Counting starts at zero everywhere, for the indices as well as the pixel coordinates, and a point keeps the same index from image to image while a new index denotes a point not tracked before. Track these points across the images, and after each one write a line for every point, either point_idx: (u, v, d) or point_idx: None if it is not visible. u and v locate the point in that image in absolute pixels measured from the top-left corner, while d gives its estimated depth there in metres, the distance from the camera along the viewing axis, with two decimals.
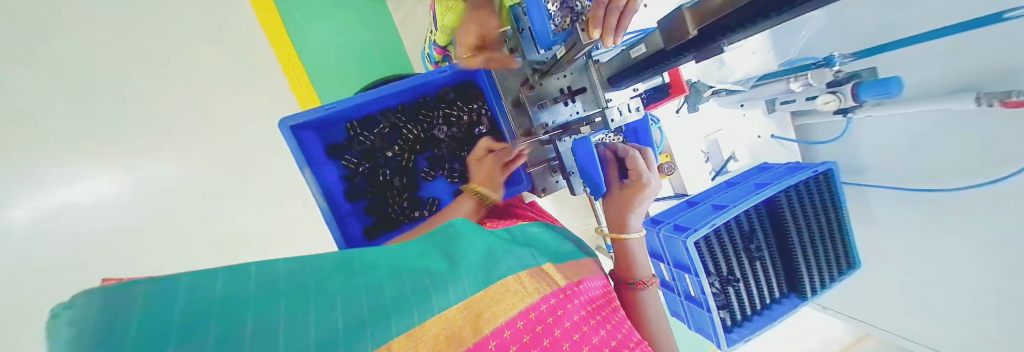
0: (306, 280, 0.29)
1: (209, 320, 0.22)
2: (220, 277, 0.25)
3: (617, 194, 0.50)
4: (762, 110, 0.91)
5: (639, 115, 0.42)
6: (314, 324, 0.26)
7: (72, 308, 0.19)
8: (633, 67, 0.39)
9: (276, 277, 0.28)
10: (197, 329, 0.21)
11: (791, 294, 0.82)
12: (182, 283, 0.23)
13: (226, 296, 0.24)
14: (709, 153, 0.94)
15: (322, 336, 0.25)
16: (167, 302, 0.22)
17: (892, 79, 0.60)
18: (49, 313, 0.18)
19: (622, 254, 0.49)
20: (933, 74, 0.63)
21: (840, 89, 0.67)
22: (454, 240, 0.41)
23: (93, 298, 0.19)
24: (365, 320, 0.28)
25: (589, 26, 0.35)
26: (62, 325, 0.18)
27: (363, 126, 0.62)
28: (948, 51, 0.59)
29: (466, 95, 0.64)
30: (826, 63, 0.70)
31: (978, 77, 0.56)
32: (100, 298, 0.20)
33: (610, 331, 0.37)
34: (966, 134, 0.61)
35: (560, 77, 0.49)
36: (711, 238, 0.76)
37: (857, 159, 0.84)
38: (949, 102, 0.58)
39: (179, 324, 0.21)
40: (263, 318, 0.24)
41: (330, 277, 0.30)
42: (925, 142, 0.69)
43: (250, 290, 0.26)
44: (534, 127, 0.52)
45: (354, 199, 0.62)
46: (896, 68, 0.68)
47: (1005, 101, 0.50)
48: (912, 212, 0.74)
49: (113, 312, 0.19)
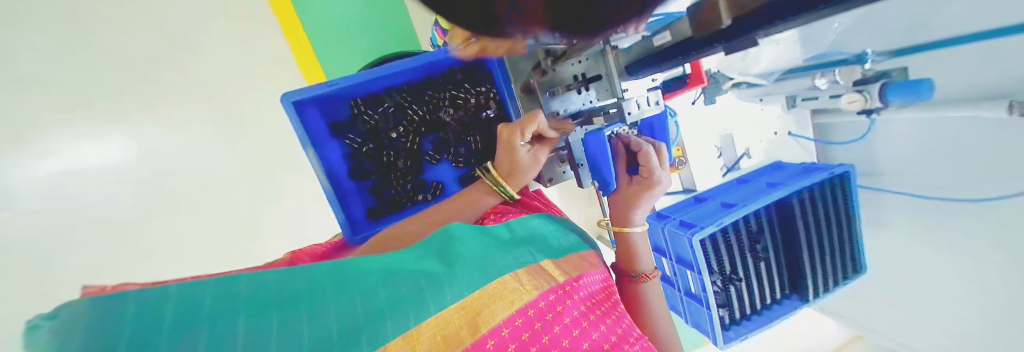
0: (300, 284, 0.29)
1: (198, 331, 0.22)
2: (209, 286, 0.26)
3: (626, 191, 0.48)
4: (782, 106, 0.86)
5: (658, 109, 0.41)
6: (307, 329, 0.26)
7: (54, 319, 0.19)
8: (655, 56, 0.37)
9: (267, 285, 0.28)
10: (183, 341, 0.21)
11: (792, 296, 0.82)
12: (169, 295, 0.23)
13: (215, 305, 0.24)
14: (721, 148, 0.92)
15: (315, 342, 0.25)
16: (154, 312, 0.22)
17: (925, 81, 0.57)
18: (31, 326, 0.19)
19: (624, 247, 0.48)
20: (973, 75, 0.58)
21: (867, 88, 0.63)
22: (451, 238, 0.40)
23: (79, 310, 0.20)
24: (358, 324, 0.28)
25: None
26: (44, 336, 0.18)
27: (368, 105, 0.60)
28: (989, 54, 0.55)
29: (474, 76, 0.60)
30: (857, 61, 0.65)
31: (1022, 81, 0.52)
32: (87, 310, 0.20)
33: (610, 326, 0.37)
34: (996, 142, 0.58)
35: (576, 63, 0.46)
36: (716, 236, 0.75)
37: (873, 163, 0.80)
38: (982, 110, 0.55)
39: (164, 336, 0.21)
40: (254, 325, 0.24)
41: (324, 281, 0.30)
42: (948, 149, 0.66)
43: (239, 296, 0.26)
44: (545, 114, 0.52)
45: (358, 178, 0.61)
46: (932, 67, 0.63)
47: None
48: (926, 220, 0.72)
49: (101, 324, 0.20)
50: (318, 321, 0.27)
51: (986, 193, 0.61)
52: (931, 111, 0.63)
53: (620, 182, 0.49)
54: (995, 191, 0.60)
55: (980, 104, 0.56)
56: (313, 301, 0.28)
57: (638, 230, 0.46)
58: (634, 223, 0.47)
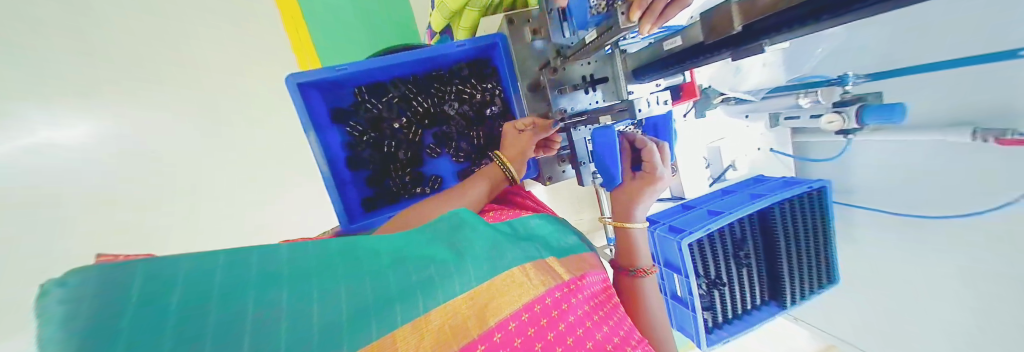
0: (308, 267, 0.28)
1: (208, 311, 0.22)
2: (217, 260, 0.25)
3: (629, 186, 0.49)
4: (766, 123, 0.91)
5: (665, 108, 0.41)
6: (316, 314, 0.25)
7: (65, 287, 0.18)
8: (661, 61, 0.39)
9: (276, 262, 0.27)
10: (196, 321, 0.21)
11: (770, 303, 0.85)
12: (180, 269, 0.23)
13: (224, 283, 0.24)
14: (710, 160, 0.94)
15: (321, 330, 0.25)
16: (170, 286, 0.22)
17: (898, 105, 0.62)
18: (39, 292, 0.17)
19: (623, 242, 0.49)
20: (949, 101, 0.63)
21: (845, 110, 0.68)
22: (460, 228, 0.39)
23: (89, 278, 0.19)
24: (367, 311, 0.27)
25: (631, 8, 0.33)
26: (52, 304, 0.17)
27: (371, 94, 0.59)
28: (966, 81, 0.59)
29: (481, 73, 0.61)
30: (840, 82, 0.69)
31: (987, 107, 0.57)
32: (94, 278, 0.19)
33: (613, 327, 0.37)
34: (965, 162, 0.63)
35: (584, 64, 0.48)
36: (702, 242, 0.78)
37: (846, 181, 0.86)
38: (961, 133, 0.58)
39: (176, 317, 0.21)
40: (263, 306, 0.24)
41: (332, 263, 0.30)
42: (912, 170, 0.72)
43: (248, 277, 0.25)
44: (552, 113, 0.51)
45: (356, 167, 0.61)
46: (908, 92, 0.68)
47: (1002, 139, 0.53)
48: (894, 236, 0.77)
49: (111, 294, 0.19)
50: (327, 307, 0.26)
51: (964, 208, 0.64)
52: (902, 134, 0.68)
53: (625, 177, 0.50)
54: (970, 208, 0.64)
55: (945, 128, 0.61)
56: (322, 283, 0.27)
57: (638, 225, 0.48)
58: (636, 219, 0.48)
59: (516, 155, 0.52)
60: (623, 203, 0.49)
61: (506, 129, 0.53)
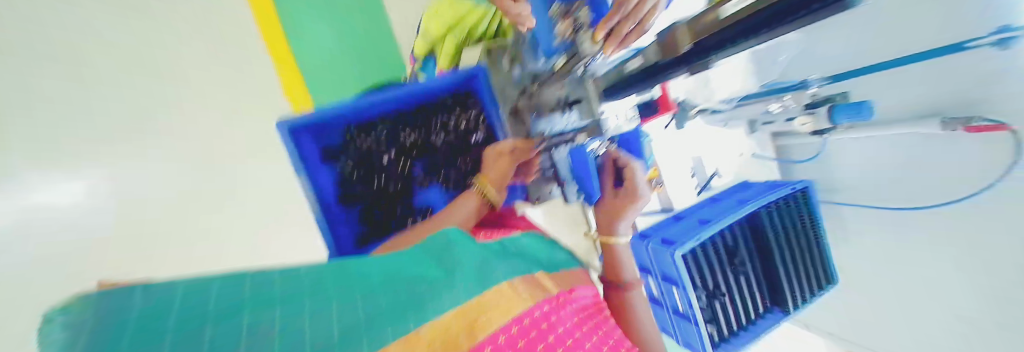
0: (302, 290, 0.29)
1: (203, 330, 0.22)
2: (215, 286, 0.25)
3: (610, 202, 0.50)
4: (745, 129, 0.94)
5: None
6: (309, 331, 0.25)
7: (64, 314, 0.18)
8: (625, 81, 0.42)
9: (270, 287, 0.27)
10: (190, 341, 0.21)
11: (774, 310, 0.84)
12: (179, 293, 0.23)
13: (219, 306, 0.24)
14: (695, 169, 0.96)
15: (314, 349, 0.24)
16: (165, 308, 0.22)
17: (865, 103, 0.66)
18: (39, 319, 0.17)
19: (609, 256, 0.50)
20: (915, 97, 0.66)
21: (816, 110, 0.73)
22: (449, 248, 0.40)
23: (90, 301, 0.19)
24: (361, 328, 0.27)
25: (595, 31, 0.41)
26: (47, 331, 0.17)
27: (359, 131, 0.61)
28: (925, 74, 0.63)
29: (464, 102, 0.63)
30: (803, 86, 0.76)
31: (953, 100, 0.60)
32: (95, 304, 0.19)
33: (602, 338, 0.38)
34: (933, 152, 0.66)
35: (558, 88, 0.49)
36: (697, 253, 0.77)
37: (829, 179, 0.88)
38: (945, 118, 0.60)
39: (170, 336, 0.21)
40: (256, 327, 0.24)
41: (324, 285, 0.30)
42: (887, 163, 0.75)
43: (244, 299, 0.25)
44: (533, 135, 0.54)
45: (347, 203, 0.61)
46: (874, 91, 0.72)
47: (970, 126, 0.57)
48: (881, 230, 0.79)
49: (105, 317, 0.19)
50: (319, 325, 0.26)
51: (955, 192, 0.64)
52: (873, 130, 0.71)
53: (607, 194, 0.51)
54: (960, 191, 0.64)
55: (914, 121, 0.65)
56: (314, 303, 0.28)
57: (622, 241, 0.49)
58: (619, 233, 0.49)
59: (500, 176, 0.53)
60: (606, 218, 0.50)
61: (488, 153, 0.56)
